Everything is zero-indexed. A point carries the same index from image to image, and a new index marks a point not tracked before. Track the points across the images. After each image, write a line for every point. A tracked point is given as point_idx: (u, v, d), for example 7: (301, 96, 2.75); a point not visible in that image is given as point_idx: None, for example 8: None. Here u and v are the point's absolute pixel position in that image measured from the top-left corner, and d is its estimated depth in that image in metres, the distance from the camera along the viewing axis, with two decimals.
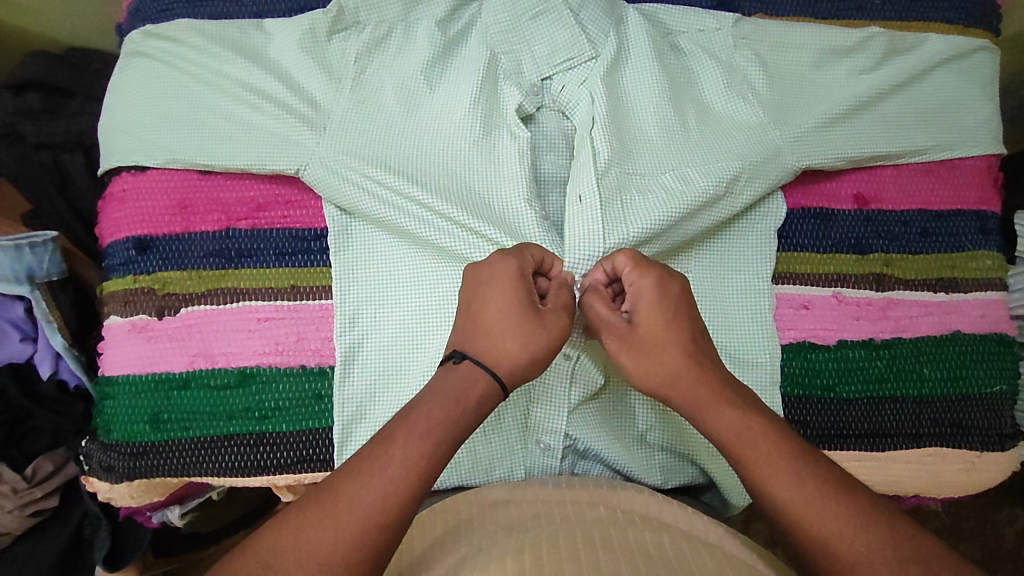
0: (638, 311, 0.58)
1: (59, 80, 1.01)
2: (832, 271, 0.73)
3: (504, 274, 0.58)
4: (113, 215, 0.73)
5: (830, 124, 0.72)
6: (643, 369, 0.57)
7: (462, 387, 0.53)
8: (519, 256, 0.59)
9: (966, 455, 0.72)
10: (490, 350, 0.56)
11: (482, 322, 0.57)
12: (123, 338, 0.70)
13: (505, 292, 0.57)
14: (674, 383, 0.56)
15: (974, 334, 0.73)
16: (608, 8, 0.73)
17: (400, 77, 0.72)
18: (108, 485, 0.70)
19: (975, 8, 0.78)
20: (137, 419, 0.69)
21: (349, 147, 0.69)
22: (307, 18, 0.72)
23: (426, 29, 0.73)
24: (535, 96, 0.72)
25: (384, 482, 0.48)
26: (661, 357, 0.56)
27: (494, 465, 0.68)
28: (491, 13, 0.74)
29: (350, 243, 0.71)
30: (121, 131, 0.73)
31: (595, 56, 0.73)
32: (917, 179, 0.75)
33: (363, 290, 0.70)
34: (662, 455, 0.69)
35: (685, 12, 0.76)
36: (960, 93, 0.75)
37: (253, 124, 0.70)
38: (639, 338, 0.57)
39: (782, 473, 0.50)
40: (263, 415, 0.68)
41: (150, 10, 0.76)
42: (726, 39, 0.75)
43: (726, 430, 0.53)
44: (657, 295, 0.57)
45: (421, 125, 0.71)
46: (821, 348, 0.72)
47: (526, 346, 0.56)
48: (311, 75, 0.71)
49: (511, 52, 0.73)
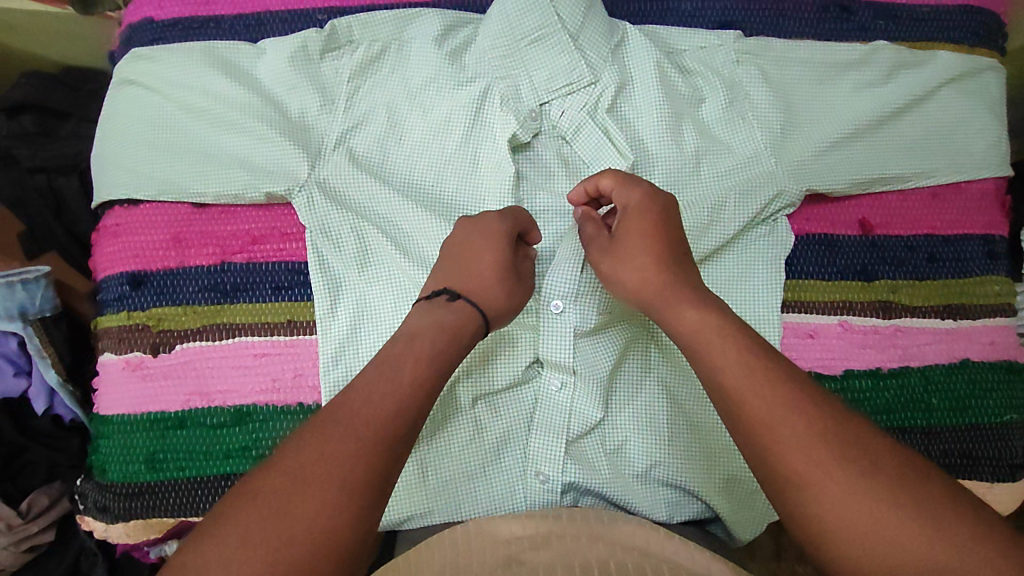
0: (626, 219, 0.57)
1: (54, 102, 0.99)
2: (838, 298, 0.72)
3: (496, 229, 0.61)
4: (106, 249, 0.71)
5: (834, 148, 0.71)
6: (624, 270, 0.56)
7: (457, 324, 0.55)
8: (510, 218, 0.62)
9: (976, 485, 0.71)
10: (481, 291, 0.58)
11: (473, 265, 0.59)
12: (118, 376, 0.69)
13: (489, 245, 0.59)
14: (648, 282, 0.54)
15: (982, 362, 0.72)
16: (607, 32, 0.70)
17: (394, 105, 0.70)
18: (104, 526, 0.69)
19: (981, 27, 0.77)
20: (132, 459, 0.68)
21: (346, 173, 0.68)
22: (299, 36, 0.69)
23: (421, 48, 0.70)
24: (533, 122, 0.70)
25: (376, 416, 0.46)
26: (642, 257, 0.55)
27: (495, 500, 0.67)
28: (488, 37, 0.70)
29: (331, 272, 0.68)
30: (112, 163, 0.71)
31: (595, 81, 0.70)
32: (923, 203, 0.74)
33: (348, 323, 0.67)
34: (666, 489, 0.68)
35: (687, 30, 0.72)
36: (968, 114, 0.73)
37: (247, 156, 0.68)
38: (619, 244, 0.57)
39: (754, 398, 0.44)
40: (260, 453, 0.67)
41: (141, 38, 0.74)
42: (729, 55, 0.72)
43: (683, 333, 0.51)
44: (639, 203, 0.57)
45: (416, 153, 0.70)
46: (827, 377, 0.71)
47: (508, 296, 0.59)
48: (305, 104, 0.69)
49: (508, 76, 0.70)
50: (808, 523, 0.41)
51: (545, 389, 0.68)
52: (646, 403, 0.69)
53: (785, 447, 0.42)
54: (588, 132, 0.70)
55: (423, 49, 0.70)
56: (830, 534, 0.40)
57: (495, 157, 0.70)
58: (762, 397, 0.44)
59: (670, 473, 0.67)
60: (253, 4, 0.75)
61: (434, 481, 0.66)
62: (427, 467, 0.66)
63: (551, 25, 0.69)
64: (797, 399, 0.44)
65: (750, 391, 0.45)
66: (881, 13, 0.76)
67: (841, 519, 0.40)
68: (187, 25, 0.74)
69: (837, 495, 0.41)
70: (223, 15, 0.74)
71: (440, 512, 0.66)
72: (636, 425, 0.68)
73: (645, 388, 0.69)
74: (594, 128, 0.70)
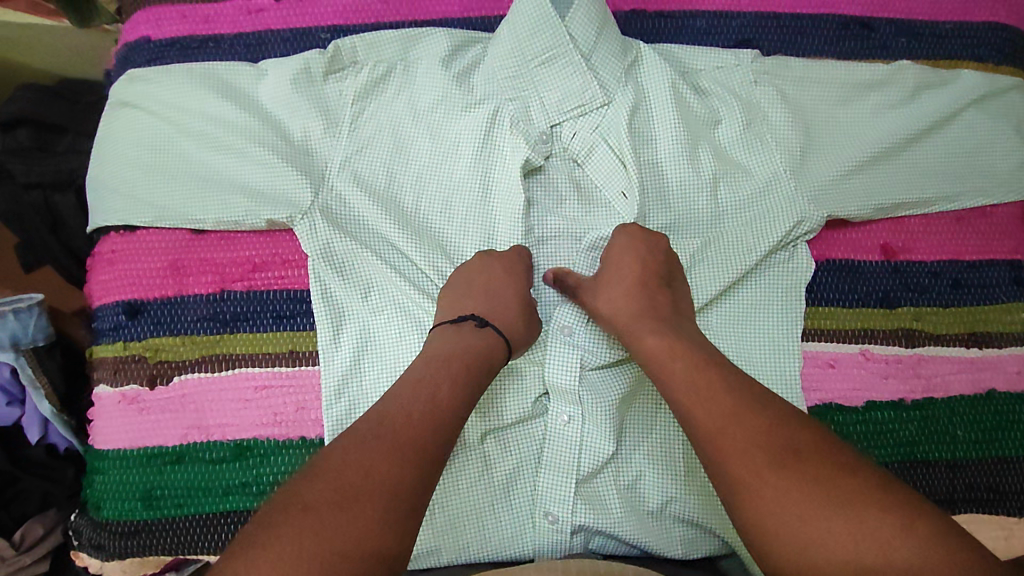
0: (608, 260, 0.63)
1: (49, 116, 0.96)
2: (860, 327, 0.69)
3: (516, 265, 0.63)
4: (101, 276, 0.69)
5: (854, 172, 0.68)
6: (601, 303, 0.61)
7: (487, 352, 0.57)
8: (525, 253, 0.65)
9: (1005, 521, 0.68)
10: (505, 321, 0.60)
11: (494, 295, 0.61)
12: (113, 409, 0.67)
13: (513, 279, 0.62)
14: (620, 311, 0.60)
15: (1008, 393, 0.70)
16: (620, 50, 0.68)
17: (400, 128, 0.68)
18: (97, 565, 0.66)
19: (1004, 44, 0.75)
20: (128, 496, 0.65)
21: (352, 199, 0.66)
22: (302, 58, 0.67)
23: (428, 70, 0.68)
24: (544, 145, 0.68)
25: (430, 420, 0.50)
26: (621, 290, 0.61)
27: (505, 539, 0.64)
28: (498, 56, 0.67)
29: (334, 301, 0.65)
30: (107, 188, 0.69)
31: (608, 102, 0.67)
32: (947, 227, 0.71)
33: (351, 355, 0.65)
34: (681, 527, 0.65)
35: (703, 49, 0.70)
36: (993, 135, 0.71)
37: (247, 181, 0.66)
38: (600, 281, 0.62)
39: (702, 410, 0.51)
40: (261, 490, 0.65)
41: (138, 58, 0.72)
42: (746, 75, 0.69)
43: (649, 354, 0.56)
44: (619, 244, 0.63)
45: (421, 177, 0.68)
46: (848, 409, 0.68)
47: (528, 325, 0.62)
48: (308, 127, 0.67)
49: (518, 97, 0.68)
50: (752, 523, 0.46)
51: (553, 424, 0.65)
52: (660, 437, 0.66)
53: (732, 455, 0.48)
54: (601, 155, 0.68)
55: (430, 71, 0.68)
56: (771, 530, 0.45)
57: (504, 182, 0.67)
58: (713, 412, 0.50)
59: (685, 510, 0.65)
60: (254, 23, 0.73)
61: (440, 519, 0.64)
62: (434, 505, 0.64)
63: (562, 45, 0.66)
64: (737, 410, 0.50)
65: (705, 406, 0.51)
66: (902, 30, 0.74)
67: (781, 518, 0.45)
68: (185, 45, 0.72)
69: (773, 497, 0.46)
70: (223, 34, 0.72)
71: (446, 551, 0.64)
72: (648, 460, 0.66)
73: (658, 421, 0.66)
74: (607, 151, 0.68)
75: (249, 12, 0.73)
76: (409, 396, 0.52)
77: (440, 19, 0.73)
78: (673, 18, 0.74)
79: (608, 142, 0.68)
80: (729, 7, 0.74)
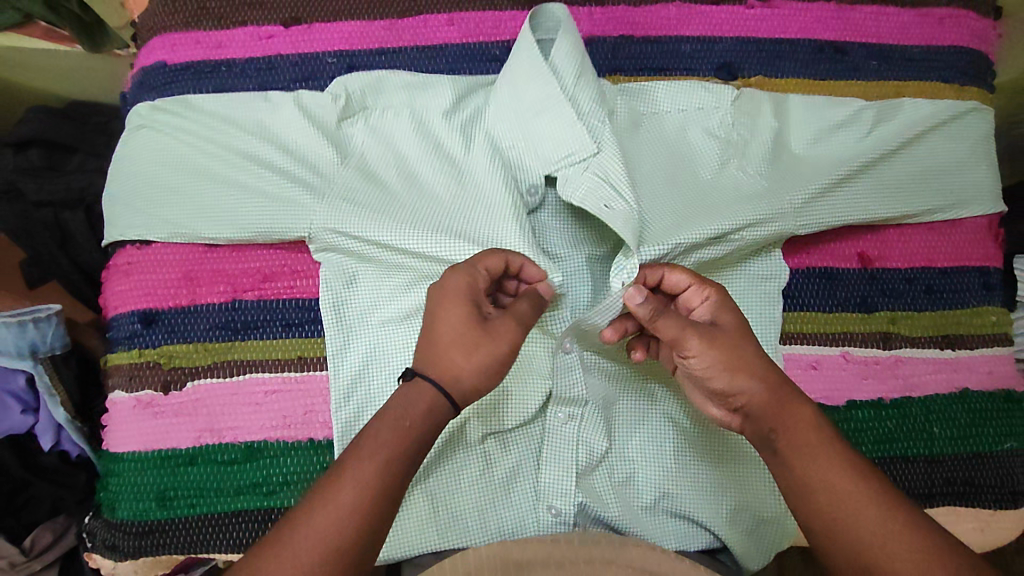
0: (722, 319, 0.56)
1: (60, 136, 1.00)
2: (839, 330, 0.73)
3: (456, 287, 0.56)
4: (116, 287, 0.72)
5: (835, 186, 0.71)
6: (722, 363, 0.54)
7: (408, 404, 0.53)
8: (469, 269, 0.57)
9: (980, 513, 0.72)
10: (442, 361, 0.54)
11: (433, 333, 0.55)
12: (128, 414, 0.69)
13: (451, 306, 0.55)
14: (765, 383, 0.53)
15: (982, 391, 0.74)
16: (600, 96, 0.68)
17: (399, 167, 0.70)
18: (111, 564, 0.69)
19: (969, 66, 0.80)
20: (142, 497, 0.68)
21: (346, 218, 0.67)
22: (314, 97, 0.73)
23: (430, 115, 0.72)
24: (534, 196, 0.70)
25: (342, 499, 0.48)
26: (747, 359, 0.54)
27: (505, 532, 0.68)
28: (497, 110, 0.71)
29: (346, 310, 0.69)
30: (123, 204, 0.72)
31: (602, 150, 0.66)
32: (920, 236, 0.76)
33: (353, 369, 0.68)
34: (674, 521, 0.69)
35: (684, 91, 0.73)
36: (961, 150, 0.76)
37: (255, 210, 0.69)
38: (726, 341, 0.54)
39: (863, 509, 0.49)
40: (271, 489, 0.68)
41: (154, 81, 0.76)
42: (725, 116, 0.73)
43: (795, 431, 0.52)
44: (724, 305, 0.57)
45: (414, 200, 0.68)
46: (830, 408, 0.72)
47: (468, 357, 0.54)
48: (318, 154, 0.71)
49: (514, 147, 0.70)
50: None
51: (551, 423, 0.69)
52: (652, 434, 0.70)
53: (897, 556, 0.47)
54: (593, 192, 0.66)
55: (433, 110, 0.72)
56: None
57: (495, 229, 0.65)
58: (869, 515, 0.48)
59: (677, 506, 0.68)
60: (265, 49, 0.77)
61: (444, 514, 0.67)
62: (437, 501, 0.67)
63: (553, 95, 0.66)
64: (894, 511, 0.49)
65: (861, 504, 0.49)
66: (873, 53, 0.79)
67: None
68: (199, 70, 0.76)
69: None
70: (235, 59, 0.76)
71: (447, 541, 0.67)
72: (640, 458, 0.69)
73: (649, 418, 0.70)
74: (596, 175, 0.66)
75: (260, 38, 0.77)
76: (331, 485, 0.49)
77: (441, 45, 0.77)
78: (659, 43, 0.78)
79: (603, 188, 0.65)
80: (712, 33, 0.79)
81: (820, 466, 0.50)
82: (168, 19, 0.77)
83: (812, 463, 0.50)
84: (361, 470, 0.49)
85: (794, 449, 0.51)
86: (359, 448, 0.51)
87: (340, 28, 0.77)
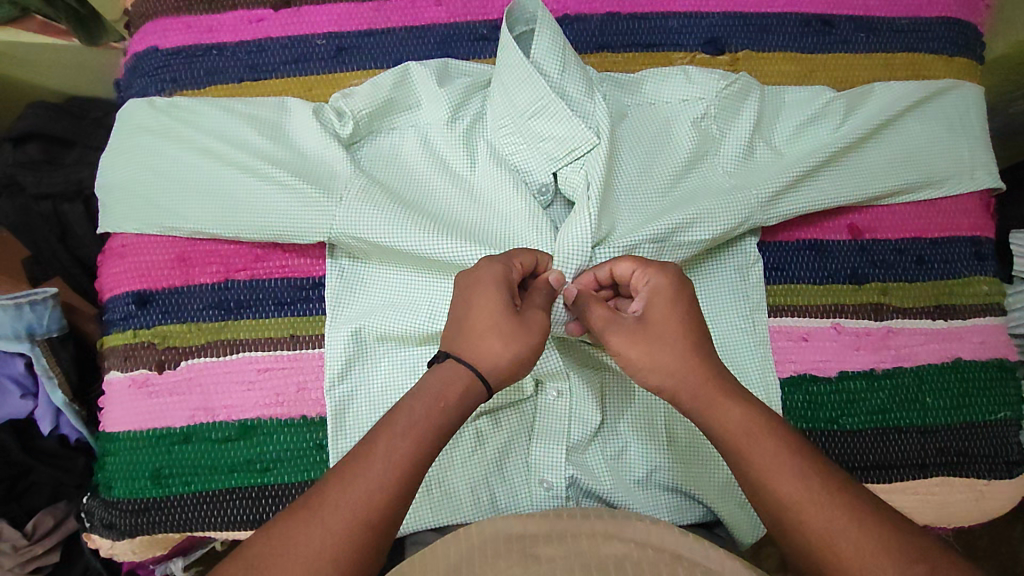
0: (652, 307, 0.55)
1: (57, 131, 0.98)
2: (830, 302, 0.73)
3: (492, 276, 0.56)
4: (111, 270, 0.73)
5: (804, 178, 0.70)
6: (659, 360, 0.53)
7: (442, 388, 0.52)
8: (505, 260, 0.57)
9: (973, 483, 0.72)
10: (476, 349, 0.54)
11: (463, 319, 0.55)
12: (123, 393, 0.70)
13: (490, 295, 0.55)
14: (682, 374, 0.53)
15: (975, 361, 0.74)
16: (589, 81, 0.69)
17: (402, 178, 0.71)
18: (109, 543, 0.70)
19: (958, 37, 0.80)
20: (138, 476, 0.69)
21: (343, 218, 0.67)
22: (319, 103, 0.72)
23: (432, 119, 0.72)
24: (547, 196, 0.69)
25: (377, 474, 0.48)
26: (676, 345, 0.53)
27: (500, 506, 0.68)
28: (495, 108, 0.70)
29: (345, 299, 0.70)
30: (114, 187, 0.72)
31: (599, 143, 0.67)
32: (911, 207, 0.76)
33: (344, 353, 0.68)
34: (666, 493, 0.69)
35: (674, 82, 0.73)
36: (951, 121, 0.75)
37: (266, 220, 0.69)
38: (651, 330, 0.54)
39: (807, 517, 0.47)
40: (265, 467, 0.68)
41: (148, 67, 0.77)
42: (713, 102, 0.71)
43: (727, 428, 0.51)
44: (663, 291, 0.56)
45: (422, 201, 0.69)
46: (822, 379, 0.72)
47: (508, 345, 0.54)
48: (313, 153, 0.71)
49: (518, 149, 0.70)
50: None
51: (543, 400, 0.69)
52: (642, 409, 0.70)
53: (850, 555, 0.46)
54: (580, 190, 0.66)
55: (432, 117, 0.72)
56: None
57: (518, 239, 0.66)
58: (826, 517, 0.47)
59: (669, 478, 0.69)
60: (254, 32, 0.78)
61: (437, 492, 0.67)
62: (430, 480, 0.68)
63: (548, 95, 0.67)
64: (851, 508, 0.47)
65: (803, 496, 0.48)
66: (861, 26, 0.79)
67: None
68: (191, 53, 0.77)
69: None
70: (226, 43, 0.77)
71: (437, 514, 0.67)
72: (632, 434, 0.69)
73: (637, 396, 0.70)
74: (587, 171, 0.67)
75: (250, 21, 0.78)
76: (366, 460, 0.48)
77: (429, 25, 0.78)
78: (645, 19, 0.79)
79: (592, 183, 0.66)
80: (698, 9, 0.79)
81: (762, 460, 0.49)
82: (161, 5, 0.78)
83: (754, 462, 0.49)
84: (395, 446, 0.49)
85: (730, 445, 0.51)
86: (392, 426, 0.50)
87: (329, 10, 0.78)
